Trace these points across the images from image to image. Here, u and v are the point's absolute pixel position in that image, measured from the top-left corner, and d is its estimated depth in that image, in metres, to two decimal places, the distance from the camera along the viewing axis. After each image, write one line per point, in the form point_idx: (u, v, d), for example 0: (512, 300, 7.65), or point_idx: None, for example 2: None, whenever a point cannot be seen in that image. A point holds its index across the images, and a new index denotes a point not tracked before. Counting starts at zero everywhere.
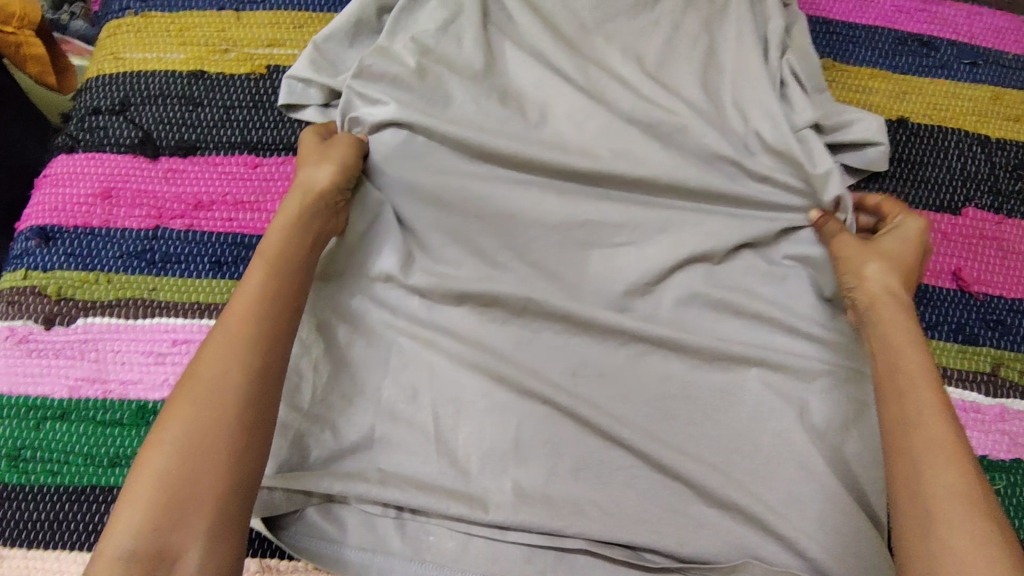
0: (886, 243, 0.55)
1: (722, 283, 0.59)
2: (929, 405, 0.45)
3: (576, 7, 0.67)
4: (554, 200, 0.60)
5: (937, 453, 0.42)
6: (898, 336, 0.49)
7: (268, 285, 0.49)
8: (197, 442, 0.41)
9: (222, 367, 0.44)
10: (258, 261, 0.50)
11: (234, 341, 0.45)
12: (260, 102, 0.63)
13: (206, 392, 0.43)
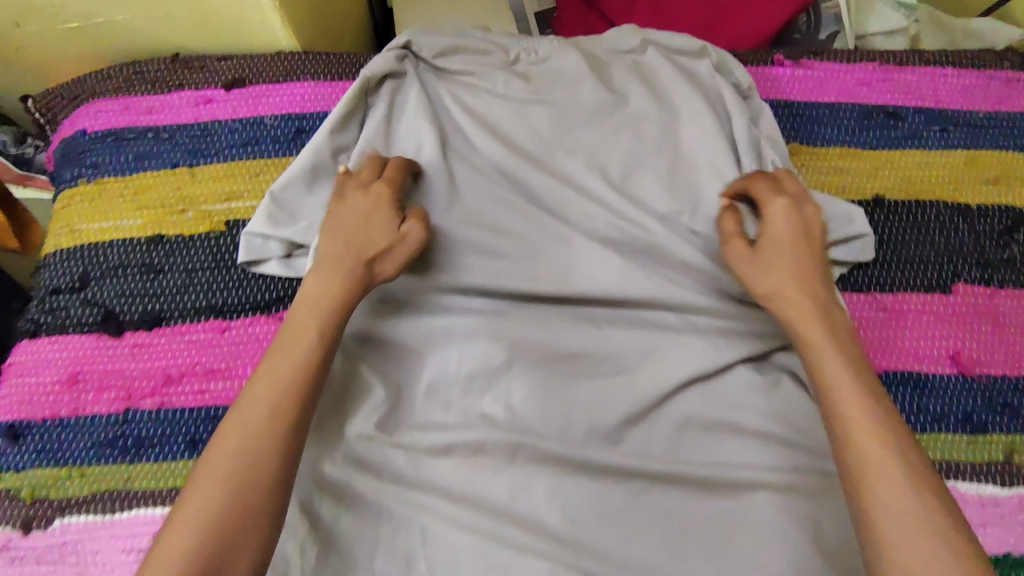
0: (767, 245, 0.54)
1: (714, 401, 0.57)
2: (863, 429, 0.44)
3: (534, 123, 0.66)
4: (536, 332, 0.59)
5: (883, 474, 0.42)
6: (820, 349, 0.48)
7: (308, 367, 0.48)
8: (225, 526, 0.42)
9: (257, 447, 0.44)
10: (300, 332, 0.49)
11: (267, 419, 0.45)
12: (222, 261, 0.62)
13: (237, 470, 0.43)
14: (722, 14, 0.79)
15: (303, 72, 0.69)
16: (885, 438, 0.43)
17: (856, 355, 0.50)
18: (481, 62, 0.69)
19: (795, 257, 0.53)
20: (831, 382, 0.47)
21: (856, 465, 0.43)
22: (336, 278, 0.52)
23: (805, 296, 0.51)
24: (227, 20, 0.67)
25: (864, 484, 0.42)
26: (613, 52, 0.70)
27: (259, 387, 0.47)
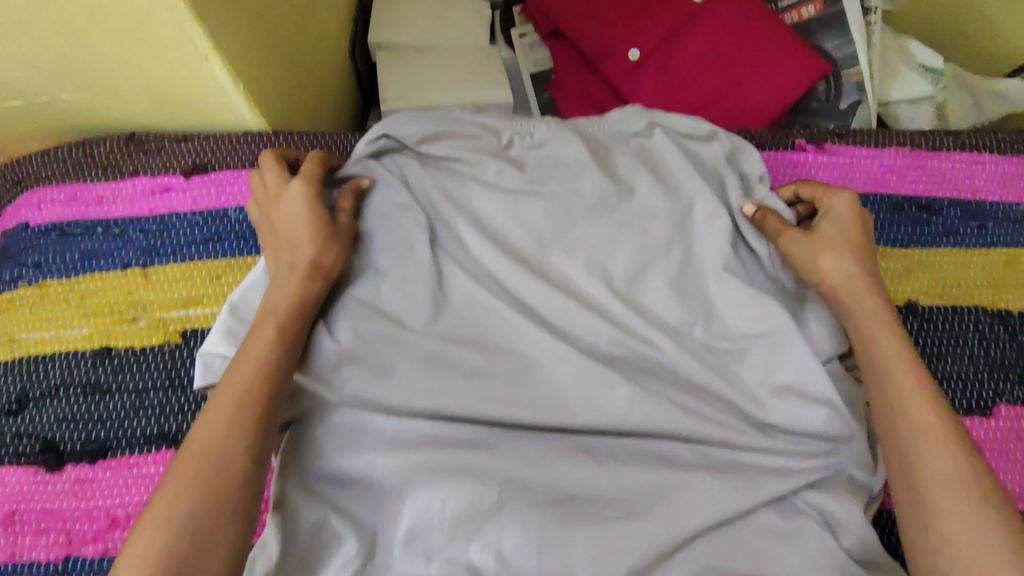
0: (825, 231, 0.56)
1: (737, 551, 0.50)
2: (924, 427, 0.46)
3: (529, 217, 0.59)
4: (529, 469, 0.52)
5: (928, 445, 0.45)
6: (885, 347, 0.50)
7: (264, 370, 0.48)
8: (192, 529, 0.41)
9: (225, 445, 0.44)
10: (259, 332, 0.49)
11: (232, 420, 0.45)
12: (176, 379, 0.55)
13: (204, 470, 0.43)
14: (734, 85, 0.72)
15: None
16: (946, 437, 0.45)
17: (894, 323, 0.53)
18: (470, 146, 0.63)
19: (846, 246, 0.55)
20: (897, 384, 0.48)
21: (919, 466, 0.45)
22: (285, 281, 0.52)
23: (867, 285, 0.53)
24: (187, 101, 0.60)
25: (929, 479, 0.44)
26: (615, 135, 0.64)
27: (223, 388, 0.47)
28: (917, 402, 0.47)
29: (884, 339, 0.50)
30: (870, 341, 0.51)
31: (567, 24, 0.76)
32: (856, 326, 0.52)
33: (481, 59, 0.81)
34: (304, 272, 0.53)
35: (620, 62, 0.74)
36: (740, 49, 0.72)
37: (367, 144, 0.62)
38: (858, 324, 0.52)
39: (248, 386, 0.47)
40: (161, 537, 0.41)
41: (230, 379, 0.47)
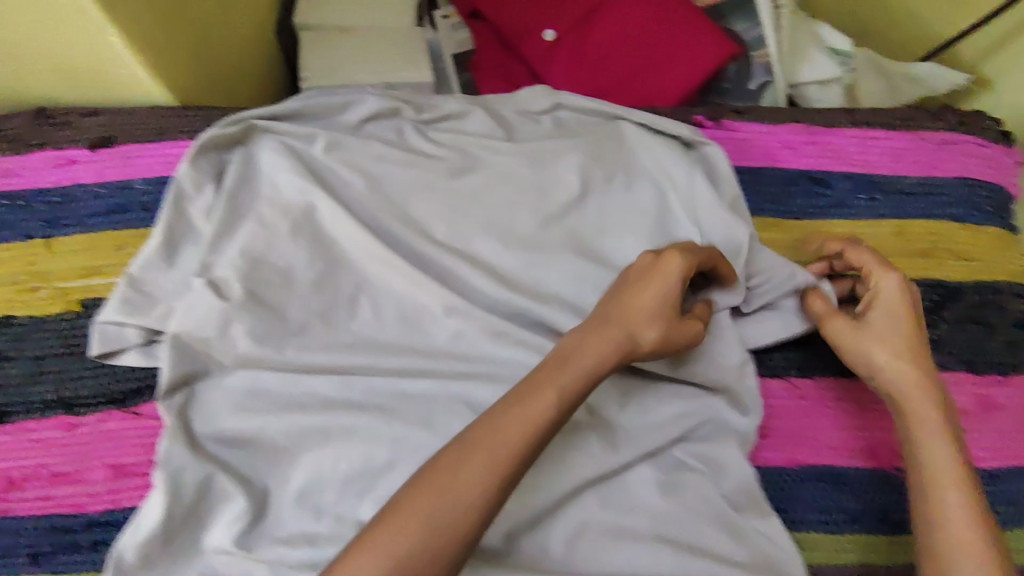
0: (878, 321, 0.53)
1: (621, 506, 0.52)
2: (956, 504, 0.47)
3: (431, 182, 0.61)
4: (420, 432, 0.53)
5: (969, 556, 0.45)
6: (923, 431, 0.50)
7: (543, 423, 0.45)
8: (435, 567, 0.40)
9: (461, 494, 0.42)
10: (540, 395, 0.46)
11: (484, 473, 0.43)
12: (75, 348, 0.57)
13: (434, 514, 0.41)
14: (645, 65, 0.74)
15: (180, 129, 0.63)
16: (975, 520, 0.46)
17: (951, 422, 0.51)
18: (380, 121, 0.63)
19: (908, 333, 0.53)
20: (945, 501, 0.47)
21: (943, 536, 0.46)
22: (601, 347, 0.49)
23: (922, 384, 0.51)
24: (91, 71, 0.60)
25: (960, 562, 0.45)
26: (522, 114, 0.65)
27: (501, 432, 0.44)
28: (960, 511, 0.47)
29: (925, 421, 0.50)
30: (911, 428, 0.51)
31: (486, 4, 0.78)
32: (907, 438, 0.51)
33: (403, 36, 0.81)
34: (617, 348, 0.49)
35: (536, 42, 0.76)
36: (652, 31, 0.74)
37: (281, 105, 0.62)
38: (908, 435, 0.51)
39: (514, 446, 0.44)
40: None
41: (503, 424, 0.45)
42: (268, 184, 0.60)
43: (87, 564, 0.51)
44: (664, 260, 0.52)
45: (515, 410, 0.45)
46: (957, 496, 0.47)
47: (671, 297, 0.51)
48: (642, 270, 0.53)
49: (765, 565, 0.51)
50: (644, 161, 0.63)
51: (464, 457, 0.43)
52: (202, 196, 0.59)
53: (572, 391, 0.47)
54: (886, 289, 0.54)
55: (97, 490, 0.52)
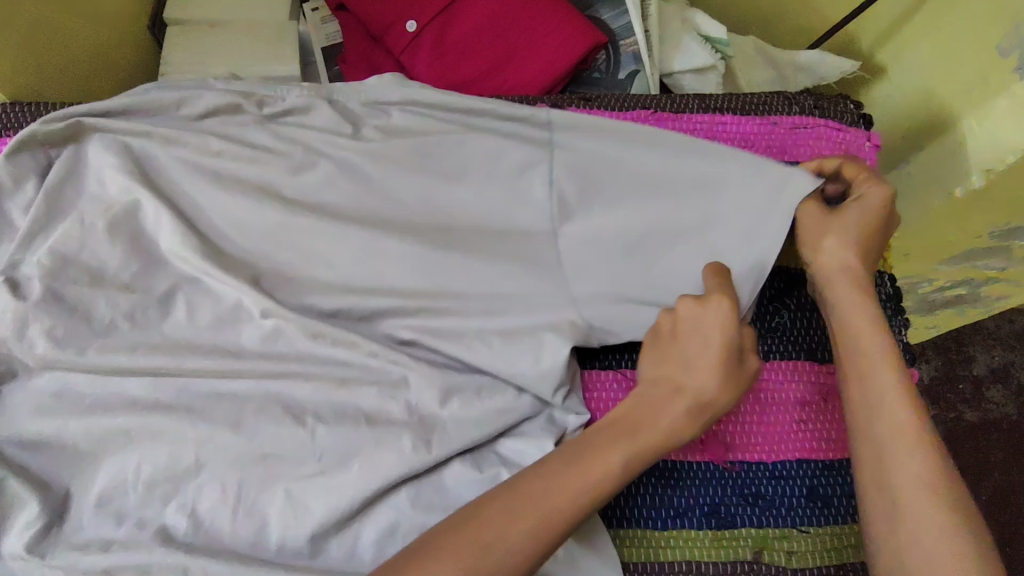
0: (850, 214, 0.54)
1: (432, 504, 0.51)
2: (892, 392, 0.49)
3: (259, 173, 0.59)
4: (225, 433, 0.51)
5: (901, 445, 0.47)
6: (862, 316, 0.52)
7: (610, 481, 0.46)
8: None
9: (519, 549, 0.42)
10: (601, 454, 0.46)
11: (545, 527, 0.43)
12: None
13: (492, 566, 0.41)
14: (508, 56, 0.73)
15: (8, 127, 0.61)
16: (907, 399, 0.48)
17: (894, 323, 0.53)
18: (219, 116, 0.61)
19: (860, 237, 0.53)
20: (882, 386, 0.49)
21: (880, 424, 0.48)
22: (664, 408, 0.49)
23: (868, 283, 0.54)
24: None
25: (897, 442, 0.47)
26: (370, 106, 0.63)
27: (561, 487, 0.45)
28: (898, 403, 0.48)
29: (854, 314, 0.52)
30: (849, 321, 0.52)
31: None
32: (845, 325, 0.52)
33: (269, 34, 0.81)
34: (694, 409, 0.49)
35: (399, 35, 0.75)
36: (513, 20, 0.73)
37: (114, 100, 0.59)
38: (847, 324, 0.52)
39: (573, 507, 0.44)
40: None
41: (566, 479, 0.45)
42: (96, 178, 0.57)
43: None
44: (709, 304, 0.50)
45: (567, 464, 0.46)
46: (890, 381, 0.49)
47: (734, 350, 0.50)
48: (694, 322, 0.51)
49: (574, 564, 0.49)
50: (483, 147, 0.60)
51: (503, 506, 0.44)
52: (26, 192, 0.57)
53: (632, 454, 0.47)
54: (875, 194, 0.53)
55: None
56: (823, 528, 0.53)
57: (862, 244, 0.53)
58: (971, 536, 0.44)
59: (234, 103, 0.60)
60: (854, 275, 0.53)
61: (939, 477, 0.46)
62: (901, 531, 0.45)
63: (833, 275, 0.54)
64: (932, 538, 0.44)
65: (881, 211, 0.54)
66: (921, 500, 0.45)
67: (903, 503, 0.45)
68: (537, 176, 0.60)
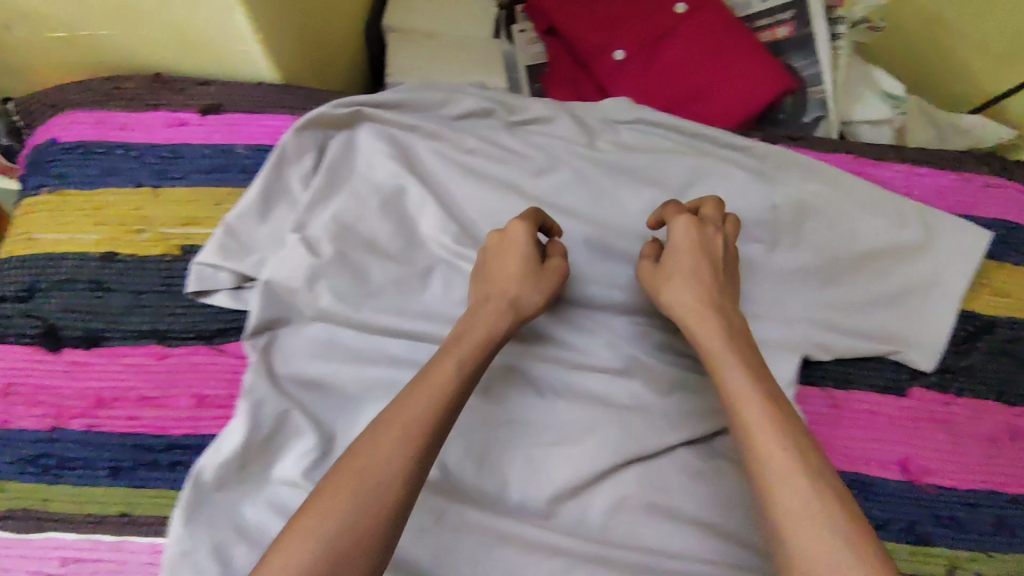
0: (687, 257, 0.56)
1: (659, 487, 0.56)
2: (762, 420, 0.46)
3: (507, 174, 0.67)
4: (478, 396, 0.57)
5: (783, 469, 0.43)
6: (717, 342, 0.51)
7: (443, 387, 0.48)
8: (375, 538, 0.41)
9: (373, 473, 0.43)
10: (438, 364, 0.49)
11: (401, 449, 0.44)
12: (171, 287, 0.62)
13: (370, 495, 0.42)
14: (707, 91, 0.79)
15: (283, 105, 0.69)
16: (759, 394, 0.47)
17: (755, 351, 0.52)
18: (473, 119, 0.68)
19: (700, 274, 0.55)
20: (748, 404, 0.47)
21: (758, 452, 0.44)
22: (487, 317, 0.53)
23: (729, 309, 0.55)
24: (211, 47, 0.67)
25: (781, 462, 0.43)
26: (605, 122, 0.69)
27: (409, 409, 0.46)
28: (768, 422, 0.45)
29: (712, 333, 0.52)
30: (707, 348, 0.52)
31: (560, 20, 0.84)
32: (711, 353, 0.51)
33: (480, 50, 0.89)
34: (500, 309, 0.54)
35: (606, 61, 0.82)
36: (716, 56, 0.79)
37: (388, 94, 0.67)
38: (711, 352, 0.51)
39: (425, 421, 0.46)
40: (312, 552, 0.39)
41: (410, 403, 0.46)
42: (365, 160, 0.66)
43: (165, 480, 0.55)
44: (508, 231, 0.58)
45: (427, 385, 0.48)
46: (744, 380, 0.48)
47: (530, 257, 0.57)
48: (501, 246, 0.58)
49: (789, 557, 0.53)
50: (706, 166, 0.66)
51: (329, 443, 0.44)
52: (301, 163, 0.65)
53: (462, 363, 0.50)
54: (681, 232, 0.57)
55: (180, 415, 0.57)
56: (1014, 556, 0.57)
57: (710, 280, 0.55)
58: (847, 520, 0.41)
59: (489, 108, 0.68)
60: (712, 305, 0.54)
61: (798, 465, 0.43)
62: (792, 532, 0.41)
63: (696, 312, 0.53)
64: (819, 531, 0.40)
65: (700, 243, 0.57)
66: (797, 494, 0.42)
67: (783, 503, 0.42)
68: (756, 200, 0.65)
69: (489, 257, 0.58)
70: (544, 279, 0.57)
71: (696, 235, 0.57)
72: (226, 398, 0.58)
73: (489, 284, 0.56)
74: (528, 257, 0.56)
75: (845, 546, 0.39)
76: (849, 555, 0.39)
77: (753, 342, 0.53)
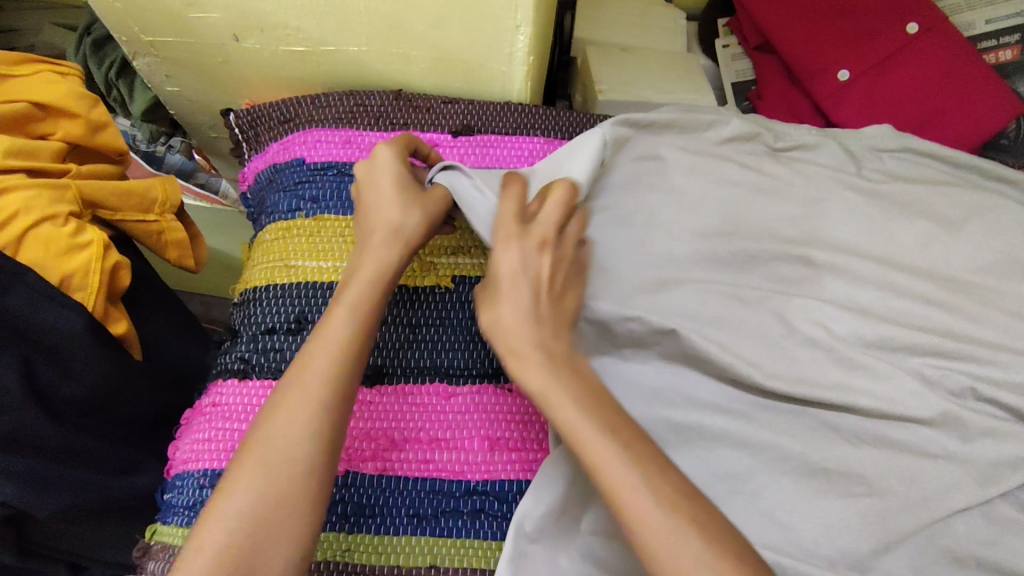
0: (492, 287, 0.51)
1: (980, 540, 0.52)
2: (598, 445, 0.44)
3: (773, 208, 0.65)
4: (786, 441, 0.55)
5: (646, 497, 0.42)
6: (539, 380, 0.47)
7: (343, 343, 0.48)
8: (291, 501, 0.43)
9: (293, 444, 0.44)
10: (328, 320, 0.49)
11: (315, 412, 0.46)
12: (449, 321, 0.60)
13: (270, 467, 0.44)
14: (936, 115, 0.76)
15: (535, 126, 0.68)
16: (602, 429, 0.45)
17: (592, 377, 0.49)
18: (736, 142, 0.69)
19: (509, 298, 0.49)
20: (580, 432, 0.45)
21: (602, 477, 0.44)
22: (373, 255, 0.52)
23: (523, 336, 0.48)
24: (467, 65, 0.66)
25: (619, 495, 0.43)
26: (859, 154, 0.69)
27: (302, 377, 0.47)
28: (609, 453, 0.44)
29: (546, 365, 0.47)
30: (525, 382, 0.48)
31: (775, 37, 0.83)
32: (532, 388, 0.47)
33: (678, 63, 0.86)
34: (388, 242, 0.53)
35: (828, 82, 0.80)
36: (944, 81, 0.76)
37: (655, 114, 0.67)
38: (548, 379, 0.47)
39: (324, 379, 0.47)
40: (226, 531, 0.42)
41: (316, 367, 0.47)
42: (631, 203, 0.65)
43: (467, 530, 0.53)
44: (375, 157, 0.56)
45: (315, 349, 0.48)
46: (576, 407, 0.46)
47: (405, 179, 0.55)
48: (388, 170, 0.55)
49: None
50: (970, 202, 0.65)
51: (270, 416, 0.45)
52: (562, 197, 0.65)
53: (362, 322, 0.49)
54: (503, 257, 0.50)
55: (475, 459, 0.55)
56: None
57: (505, 309, 0.49)
58: (724, 558, 0.41)
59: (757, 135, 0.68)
60: (515, 350, 0.48)
61: (657, 495, 0.42)
62: (657, 560, 0.41)
63: (509, 356, 0.48)
64: (670, 563, 0.41)
65: (520, 265, 0.50)
66: (648, 527, 0.42)
67: (637, 527, 0.42)
68: None
69: (371, 178, 0.55)
70: (428, 214, 0.54)
71: (516, 254, 0.49)
72: (521, 440, 0.56)
73: (374, 216, 0.54)
74: (400, 179, 0.55)
75: (709, 573, 0.40)
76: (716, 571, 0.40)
77: (586, 370, 0.49)
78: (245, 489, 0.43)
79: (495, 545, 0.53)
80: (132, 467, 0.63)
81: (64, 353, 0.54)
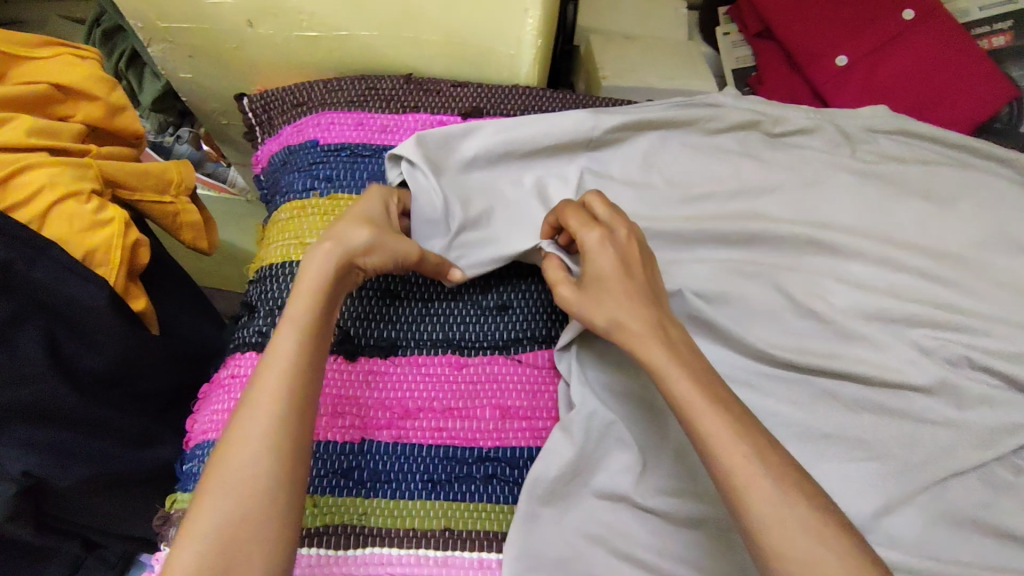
0: (599, 285, 0.52)
1: (977, 502, 0.54)
2: (715, 421, 0.43)
3: (774, 188, 0.67)
4: (788, 409, 0.57)
5: (760, 469, 0.41)
6: (659, 355, 0.47)
7: (299, 355, 0.46)
8: (257, 517, 0.40)
9: (251, 465, 0.42)
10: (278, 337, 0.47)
11: (272, 424, 0.43)
12: (461, 296, 0.63)
13: (235, 483, 0.41)
14: (935, 97, 0.78)
15: (542, 108, 0.70)
16: (712, 399, 0.44)
17: (704, 361, 0.48)
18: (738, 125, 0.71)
19: (629, 285, 0.51)
20: (699, 412, 0.44)
21: (714, 448, 0.42)
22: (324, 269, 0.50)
23: (641, 314, 0.50)
24: (475, 49, 0.68)
25: (734, 474, 0.41)
26: (857, 135, 0.71)
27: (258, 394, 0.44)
28: (727, 426, 0.43)
29: (647, 339, 0.49)
30: (651, 359, 0.48)
31: (774, 25, 0.85)
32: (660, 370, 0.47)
33: (680, 51, 0.88)
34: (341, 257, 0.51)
35: (827, 67, 0.82)
36: (942, 64, 0.78)
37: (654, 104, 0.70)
38: (663, 365, 0.47)
39: (279, 392, 0.44)
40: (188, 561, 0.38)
41: (271, 381, 0.45)
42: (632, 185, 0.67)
43: (481, 494, 0.55)
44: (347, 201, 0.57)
45: (269, 365, 0.46)
46: (691, 382, 0.45)
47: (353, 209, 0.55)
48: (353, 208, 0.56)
49: None
50: (965, 181, 0.67)
51: (228, 437, 0.43)
52: (553, 185, 0.66)
53: (308, 332, 0.47)
54: (602, 253, 0.52)
55: (487, 427, 0.57)
56: None
57: (625, 295, 0.51)
58: (827, 522, 0.39)
59: (758, 120, 0.70)
60: (644, 326, 0.49)
61: (771, 470, 0.41)
62: (769, 533, 0.39)
63: (631, 336, 0.49)
64: (788, 529, 0.39)
65: (624, 253, 0.52)
66: (764, 491, 0.40)
67: (755, 504, 0.40)
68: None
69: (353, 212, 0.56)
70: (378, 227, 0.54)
71: (612, 248, 0.52)
72: (532, 410, 0.58)
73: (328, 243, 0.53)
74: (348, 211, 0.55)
75: (820, 533, 0.38)
76: (832, 553, 0.38)
77: (701, 352, 0.49)
78: (209, 513, 0.40)
79: (509, 508, 0.54)
80: (149, 439, 0.65)
81: (86, 327, 0.56)
